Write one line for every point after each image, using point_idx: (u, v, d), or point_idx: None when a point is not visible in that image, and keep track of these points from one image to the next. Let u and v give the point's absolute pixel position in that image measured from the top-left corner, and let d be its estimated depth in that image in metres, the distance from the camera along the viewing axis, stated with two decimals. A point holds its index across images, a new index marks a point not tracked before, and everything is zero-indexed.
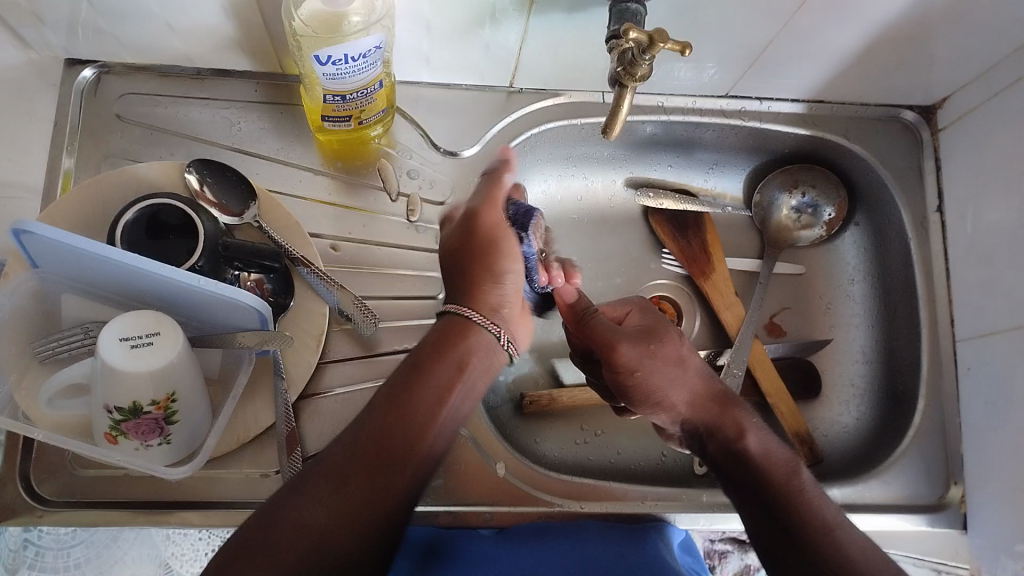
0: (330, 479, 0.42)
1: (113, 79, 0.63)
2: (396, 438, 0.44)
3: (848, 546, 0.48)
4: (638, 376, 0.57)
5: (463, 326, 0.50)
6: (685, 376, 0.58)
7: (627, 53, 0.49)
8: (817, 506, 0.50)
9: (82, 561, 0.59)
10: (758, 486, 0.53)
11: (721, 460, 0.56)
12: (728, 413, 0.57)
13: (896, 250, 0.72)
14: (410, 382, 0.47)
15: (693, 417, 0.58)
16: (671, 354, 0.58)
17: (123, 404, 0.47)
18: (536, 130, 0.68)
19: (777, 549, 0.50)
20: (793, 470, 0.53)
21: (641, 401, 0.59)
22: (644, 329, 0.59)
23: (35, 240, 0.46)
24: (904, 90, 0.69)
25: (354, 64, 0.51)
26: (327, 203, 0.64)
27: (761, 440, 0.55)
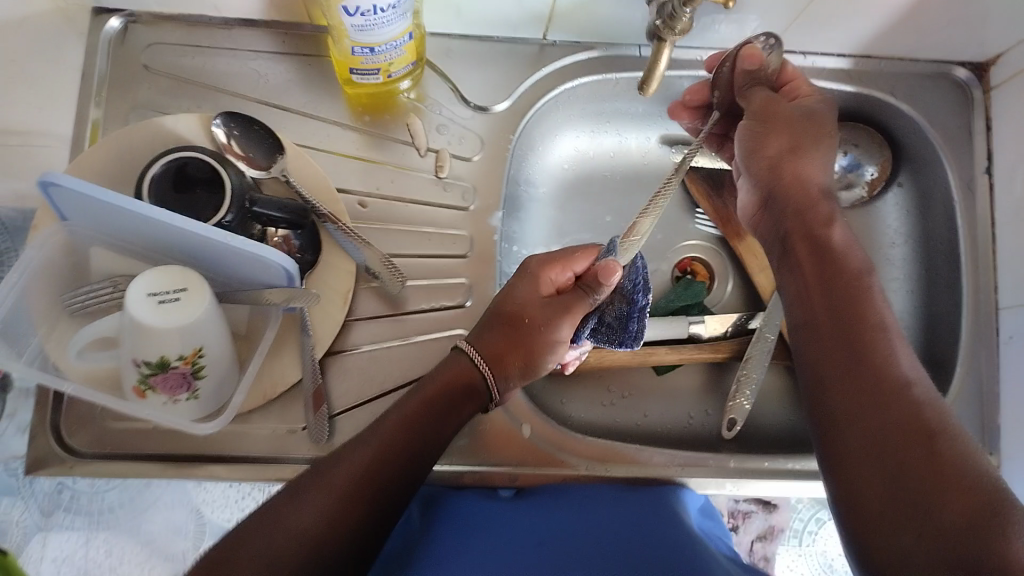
0: (328, 489, 0.45)
1: (140, 28, 0.62)
2: (439, 411, 0.51)
3: (897, 349, 0.47)
4: (773, 130, 0.56)
5: (468, 372, 0.53)
6: (815, 162, 0.55)
7: (667, 6, 0.47)
8: (878, 305, 0.49)
9: (115, 505, 0.59)
10: (827, 282, 0.51)
11: (797, 232, 0.54)
12: (827, 207, 0.55)
13: (940, 214, 0.69)
14: (444, 384, 0.52)
15: (788, 190, 0.55)
16: (815, 142, 0.56)
17: (151, 358, 0.47)
18: (569, 84, 0.66)
19: (824, 348, 0.49)
20: (867, 271, 0.51)
21: (749, 150, 0.57)
22: (808, 111, 0.56)
23: (63, 193, 0.46)
24: (957, 45, 0.66)
25: (382, 15, 0.49)
26: (355, 157, 0.63)
27: (846, 236, 0.53)
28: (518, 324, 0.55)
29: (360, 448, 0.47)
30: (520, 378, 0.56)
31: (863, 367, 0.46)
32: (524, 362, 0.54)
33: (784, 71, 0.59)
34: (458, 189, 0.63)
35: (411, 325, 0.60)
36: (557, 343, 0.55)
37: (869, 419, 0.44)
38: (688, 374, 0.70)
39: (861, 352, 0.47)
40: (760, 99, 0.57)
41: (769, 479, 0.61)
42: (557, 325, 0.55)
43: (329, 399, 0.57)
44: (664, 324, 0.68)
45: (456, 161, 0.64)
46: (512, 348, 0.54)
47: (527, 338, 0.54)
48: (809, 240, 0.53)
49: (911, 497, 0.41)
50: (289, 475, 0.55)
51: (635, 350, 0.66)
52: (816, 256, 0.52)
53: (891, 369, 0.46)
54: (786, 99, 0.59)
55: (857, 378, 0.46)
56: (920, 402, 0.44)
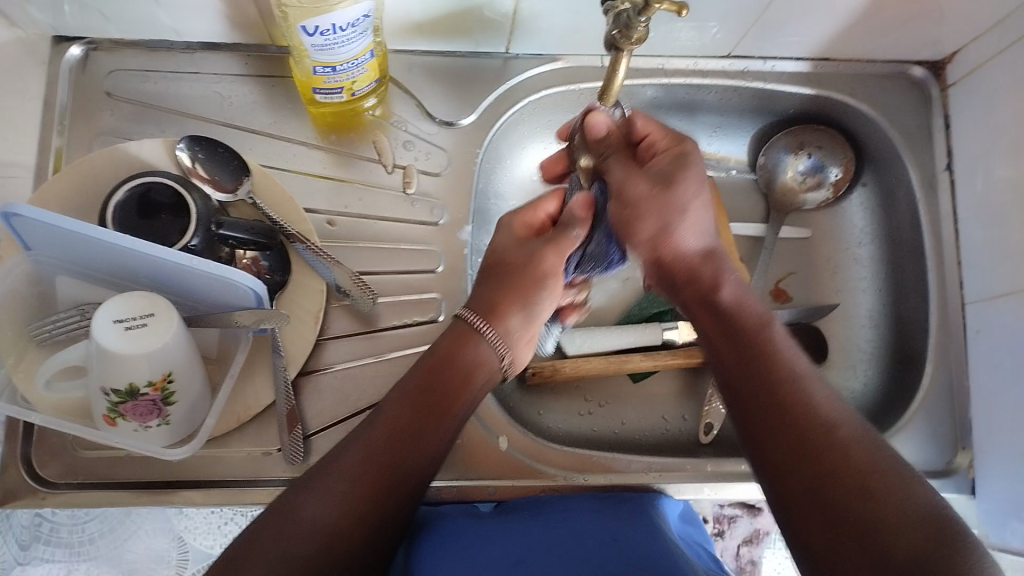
0: (343, 476, 0.45)
1: (102, 55, 0.62)
2: (433, 403, 0.49)
3: (815, 396, 0.45)
4: (633, 214, 0.51)
5: (467, 334, 0.53)
6: (686, 229, 0.51)
7: (622, 16, 0.48)
8: (785, 358, 0.47)
9: (95, 535, 0.59)
10: (734, 361, 0.48)
11: (695, 305, 0.52)
12: (713, 269, 0.52)
13: (904, 212, 0.70)
14: (431, 365, 0.51)
15: (670, 265, 0.52)
16: (680, 210, 0.51)
17: (119, 386, 0.47)
18: (534, 96, 0.66)
19: (747, 404, 0.47)
20: (765, 323, 0.49)
21: (620, 227, 0.53)
22: (662, 176, 0.51)
23: (24, 223, 0.46)
24: (912, 46, 0.67)
25: (342, 34, 0.49)
26: (322, 176, 0.63)
27: (738, 291, 0.51)
28: (503, 274, 0.56)
29: (363, 439, 0.47)
30: (519, 326, 0.55)
31: (785, 415, 0.45)
32: (519, 300, 0.55)
33: (635, 124, 0.54)
34: (426, 204, 0.63)
35: (385, 342, 0.60)
36: (548, 275, 0.56)
37: (804, 471, 0.42)
38: (663, 380, 0.71)
39: (782, 403, 0.45)
40: (617, 178, 0.53)
41: (746, 480, 0.62)
42: (544, 255, 0.56)
43: (303, 419, 0.57)
44: (636, 332, 0.68)
45: (424, 177, 0.64)
46: (505, 287, 0.55)
47: (519, 283, 0.55)
48: (706, 306, 0.51)
49: (861, 546, 0.39)
50: (266, 498, 0.55)
51: (609, 359, 0.66)
52: (717, 319, 0.50)
53: (817, 410, 0.44)
54: (642, 163, 0.54)
55: (784, 433, 0.44)
56: (849, 444, 0.43)
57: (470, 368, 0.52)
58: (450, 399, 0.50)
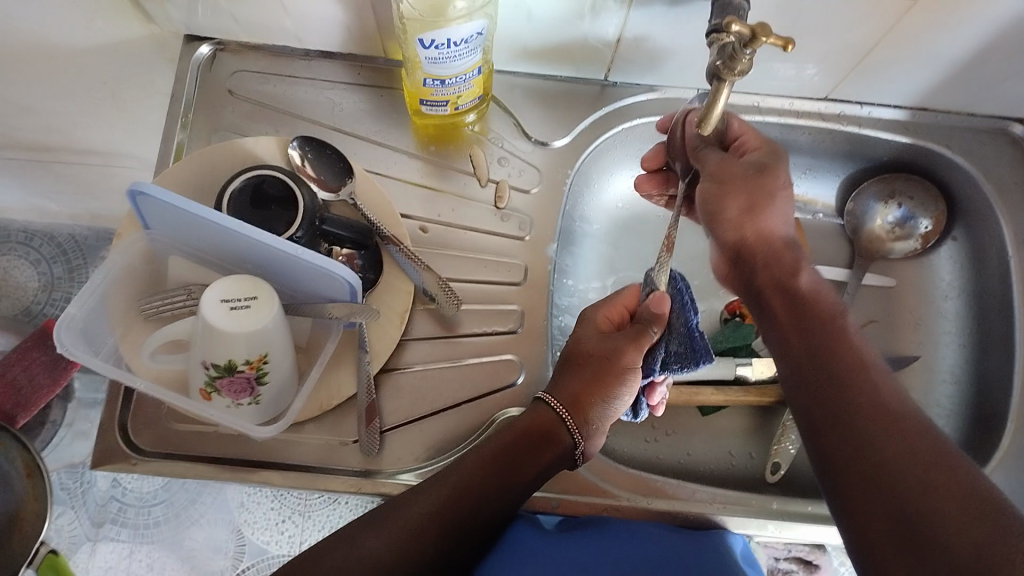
0: (404, 522, 0.48)
1: (227, 57, 0.67)
2: (503, 469, 0.51)
3: (879, 383, 0.45)
4: (726, 190, 0.56)
5: (551, 421, 0.53)
6: (775, 213, 0.55)
7: (728, 48, 0.49)
8: (856, 344, 0.47)
9: (161, 518, 0.69)
10: (809, 327, 0.49)
11: (769, 287, 0.53)
12: (794, 257, 0.54)
13: (995, 268, 0.69)
14: (525, 428, 0.53)
15: (755, 246, 0.55)
16: (767, 194, 0.55)
17: (219, 361, 0.50)
18: (626, 125, 0.68)
19: (816, 385, 0.46)
20: (840, 311, 0.50)
21: (710, 216, 0.57)
22: (757, 164, 0.56)
23: (149, 202, 0.49)
24: (1016, 101, 0.66)
25: (455, 49, 0.52)
26: (419, 185, 0.66)
27: (814, 279, 0.52)
28: (593, 367, 0.54)
29: (444, 483, 0.50)
30: (602, 420, 0.54)
31: (854, 381, 0.45)
32: (599, 391, 0.54)
33: (733, 125, 0.59)
34: (515, 220, 0.66)
35: (463, 348, 0.62)
36: (629, 369, 0.55)
37: (861, 451, 0.42)
38: (733, 416, 0.71)
39: (845, 387, 0.45)
40: (711, 162, 0.57)
41: (812, 523, 0.61)
42: (623, 352, 0.55)
43: (381, 414, 0.59)
44: (709, 365, 0.69)
45: (516, 193, 0.66)
46: (585, 382, 0.54)
47: (601, 378, 0.54)
48: (781, 291, 0.52)
49: (919, 523, 0.38)
50: (337, 486, 0.57)
51: (679, 389, 0.67)
52: (789, 303, 0.51)
53: (880, 395, 0.44)
54: (734, 155, 0.58)
55: (846, 411, 0.44)
56: (912, 430, 0.42)
57: (551, 438, 0.53)
58: (541, 451, 0.52)
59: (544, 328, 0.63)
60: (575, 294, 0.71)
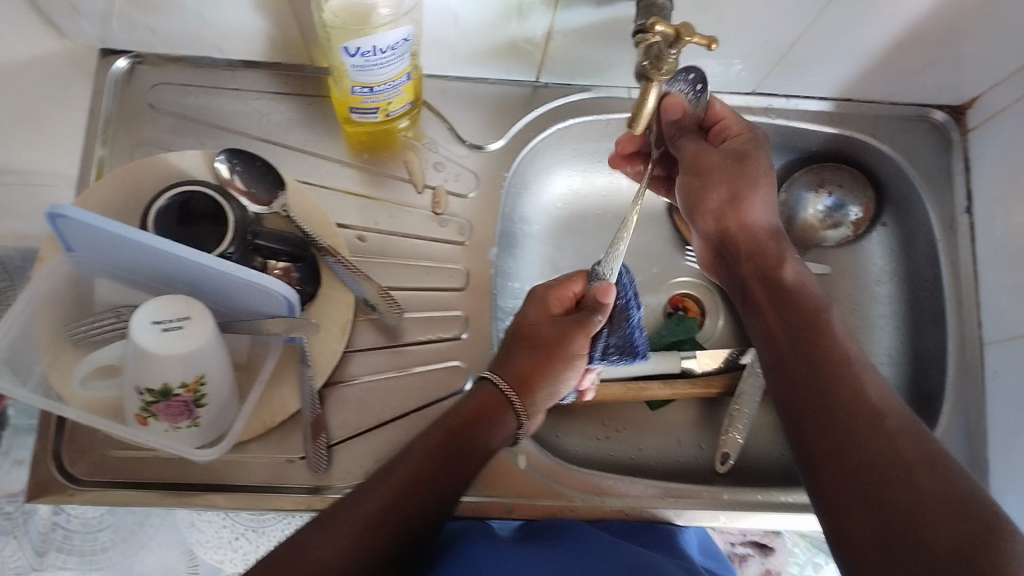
0: (354, 519, 0.46)
1: (146, 69, 0.65)
2: (454, 454, 0.51)
3: (867, 383, 0.48)
4: (707, 184, 0.58)
5: (497, 400, 0.55)
6: (755, 204, 0.57)
7: (653, 49, 0.50)
8: (840, 346, 0.50)
9: (107, 545, 0.60)
10: (790, 322, 0.52)
11: (752, 279, 0.57)
12: (777, 247, 0.57)
13: (924, 252, 0.71)
14: (458, 424, 0.52)
15: (735, 235, 0.58)
16: (752, 184, 0.57)
17: (154, 386, 0.49)
18: (560, 125, 0.68)
19: (799, 390, 0.49)
20: (823, 304, 0.53)
21: (691, 205, 0.60)
22: (735, 153, 0.58)
23: (71, 225, 0.48)
24: (934, 89, 0.69)
25: (382, 56, 0.51)
26: (355, 194, 0.65)
27: (799, 271, 0.56)
28: (537, 344, 0.57)
29: (388, 477, 0.49)
30: (545, 401, 0.57)
31: (842, 389, 0.47)
32: (547, 373, 0.56)
33: (712, 109, 0.60)
34: (455, 225, 0.65)
35: (408, 356, 0.61)
36: (575, 356, 0.58)
37: (849, 453, 0.45)
38: (680, 408, 0.72)
39: (830, 390, 0.48)
40: (690, 151, 0.59)
41: (763, 510, 0.62)
42: (570, 339, 0.58)
43: (327, 428, 0.58)
44: (653, 359, 0.69)
45: (453, 198, 0.66)
46: (537, 364, 0.56)
47: (548, 359, 0.57)
48: (765, 282, 0.56)
49: (903, 524, 0.41)
50: (286, 504, 0.56)
51: (627, 384, 0.67)
52: (775, 297, 0.54)
53: (870, 398, 0.47)
54: (716, 144, 0.59)
55: (832, 414, 0.47)
56: (898, 431, 0.45)
57: (492, 435, 0.53)
58: (489, 435, 0.53)
59: (488, 332, 0.63)
60: (521, 296, 0.71)
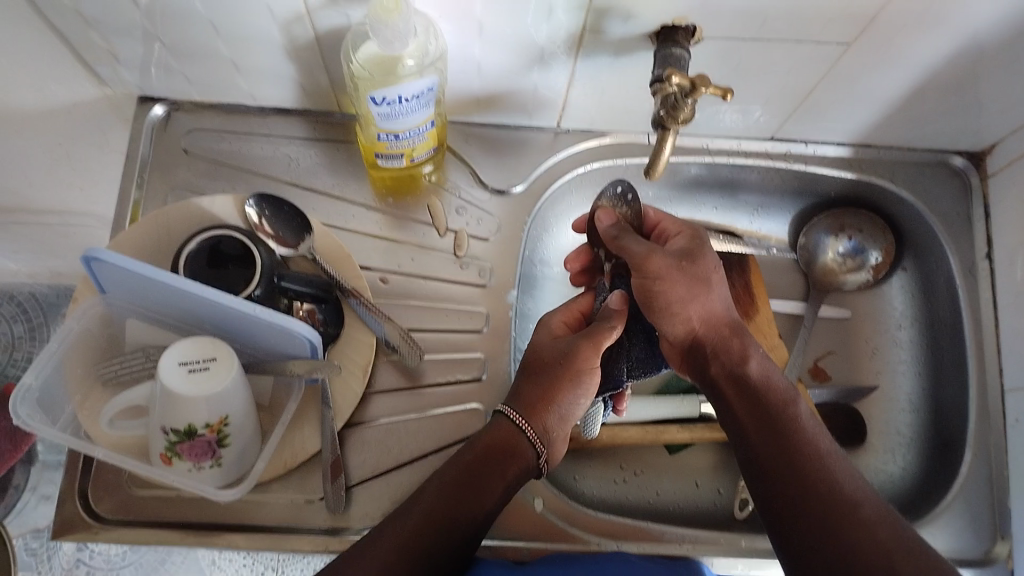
0: (376, 555, 0.46)
1: (182, 116, 0.67)
2: (465, 489, 0.51)
3: (840, 476, 0.48)
4: (662, 286, 0.54)
5: (509, 433, 0.54)
6: (712, 302, 0.54)
7: (670, 98, 0.51)
8: (810, 435, 0.50)
9: None
10: (765, 422, 0.51)
11: (723, 381, 0.54)
12: (741, 342, 0.54)
13: (945, 297, 0.71)
14: (473, 458, 0.52)
15: (702, 336, 0.55)
16: (703, 284, 0.54)
17: (178, 426, 0.49)
18: (581, 169, 0.69)
19: (776, 481, 0.49)
20: (792, 399, 0.52)
21: (652, 307, 0.55)
22: (683, 252, 0.55)
23: (104, 267, 0.49)
24: (953, 136, 0.69)
25: (406, 105, 0.53)
26: (378, 237, 0.66)
27: (763, 365, 0.54)
28: (546, 368, 0.56)
29: (405, 515, 0.49)
30: (557, 421, 0.56)
31: (819, 482, 0.48)
32: (559, 395, 0.55)
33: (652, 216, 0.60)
34: (475, 267, 0.66)
35: (428, 398, 0.62)
36: (584, 372, 0.56)
37: (830, 547, 0.45)
38: (700, 453, 0.71)
39: (806, 480, 0.48)
40: (637, 252, 0.55)
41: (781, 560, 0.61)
42: (578, 352, 0.56)
43: (346, 469, 0.58)
44: (673, 403, 0.69)
45: (475, 241, 0.67)
46: (545, 390, 0.55)
47: (558, 379, 0.56)
48: (734, 383, 0.53)
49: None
50: (304, 546, 0.56)
51: (645, 428, 0.67)
52: (746, 398, 0.53)
53: (845, 489, 0.47)
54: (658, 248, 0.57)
55: (812, 510, 0.47)
56: (875, 521, 0.46)
57: (506, 467, 0.53)
58: (503, 467, 0.52)
59: (507, 374, 0.63)
60: None
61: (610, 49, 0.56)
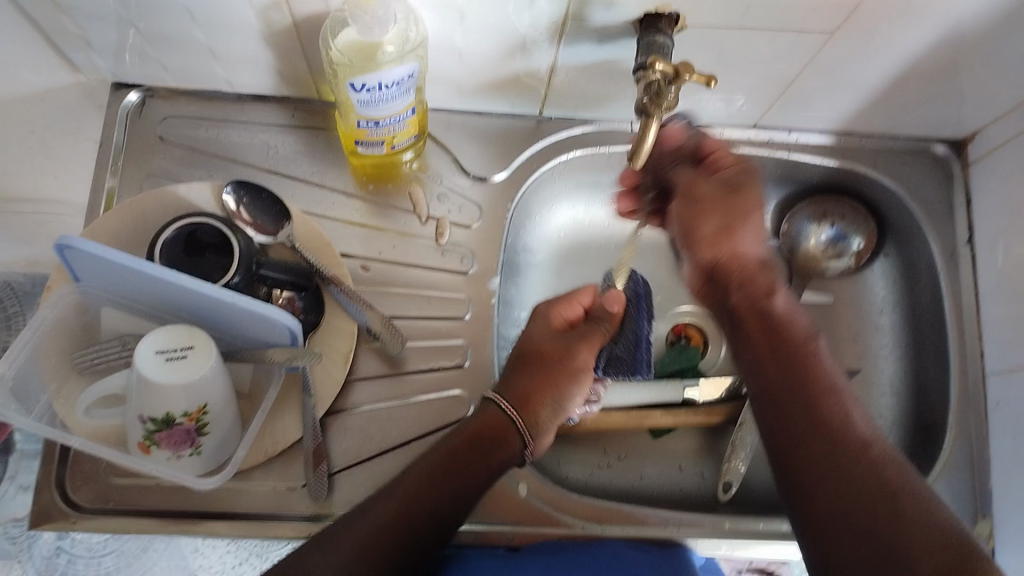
0: (354, 539, 0.47)
1: (157, 102, 0.66)
2: (455, 471, 0.51)
3: (852, 411, 0.47)
4: (703, 208, 0.56)
5: (502, 423, 0.54)
6: (748, 235, 0.55)
7: (654, 85, 0.51)
8: (828, 368, 0.49)
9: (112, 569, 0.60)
10: (778, 345, 0.51)
11: (742, 307, 0.53)
12: (768, 277, 0.54)
13: (926, 284, 0.71)
14: (465, 440, 0.53)
15: (728, 265, 0.55)
16: (745, 215, 0.55)
17: (156, 414, 0.49)
18: (564, 157, 0.69)
19: (784, 406, 0.48)
20: (812, 334, 0.52)
21: (686, 229, 0.57)
22: (732, 181, 0.57)
23: (77, 255, 0.48)
24: (935, 123, 0.69)
25: (386, 92, 0.52)
26: (359, 224, 0.65)
27: (788, 302, 0.54)
28: (540, 363, 0.57)
29: (390, 492, 0.49)
30: (550, 417, 0.56)
31: (828, 414, 0.47)
32: (549, 393, 0.56)
33: (705, 143, 0.59)
34: (456, 254, 0.66)
35: (410, 385, 0.62)
36: (580, 369, 0.58)
37: (831, 479, 0.45)
38: (684, 437, 0.71)
39: (817, 409, 0.47)
40: (686, 178, 0.59)
41: (766, 539, 0.62)
42: (576, 352, 0.58)
43: (329, 456, 0.58)
44: (656, 388, 0.69)
45: (456, 229, 0.67)
46: (539, 380, 0.56)
47: (553, 376, 0.56)
48: (753, 309, 0.53)
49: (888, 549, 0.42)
50: (287, 532, 0.56)
51: (630, 413, 0.67)
52: (763, 325, 0.52)
53: (855, 423, 0.47)
54: (706, 172, 0.58)
55: (819, 438, 0.46)
56: (883, 458, 0.45)
57: (498, 450, 0.54)
58: (489, 454, 0.53)
59: (491, 361, 0.63)
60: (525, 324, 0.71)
61: (592, 36, 0.56)
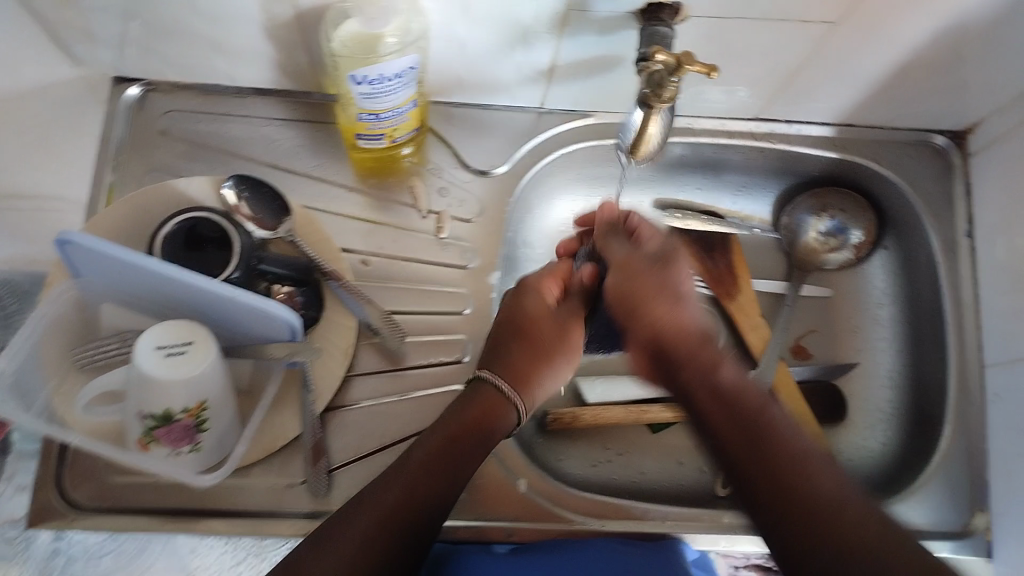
0: (372, 512, 0.47)
1: (158, 96, 0.66)
2: (456, 458, 0.51)
3: (822, 478, 0.47)
4: (643, 292, 0.57)
5: (496, 397, 0.54)
6: (688, 309, 0.56)
7: (655, 77, 0.50)
8: (793, 440, 0.49)
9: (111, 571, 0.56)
10: (737, 419, 0.50)
11: (695, 388, 0.53)
12: (711, 352, 0.54)
13: (925, 276, 0.71)
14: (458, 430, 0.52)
15: (670, 344, 0.55)
16: (676, 284, 0.57)
17: (156, 410, 0.48)
18: (564, 151, 0.69)
19: (755, 484, 0.47)
20: (768, 402, 0.52)
21: (624, 312, 0.58)
22: (659, 254, 0.59)
23: (77, 251, 0.48)
24: (936, 115, 0.69)
25: (388, 84, 0.52)
26: (359, 219, 0.65)
27: (736, 374, 0.53)
28: (531, 341, 0.58)
29: (401, 467, 0.50)
30: (542, 391, 0.58)
31: (803, 486, 0.46)
32: (541, 371, 0.57)
33: (628, 219, 0.62)
34: (457, 249, 0.66)
35: (409, 381, 0.61)
36: (570, 349, 0.60)
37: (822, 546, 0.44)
38: (683, 433, 0.71)
39: (789, 485, 0.46)
40: (618, 254, 0.60)
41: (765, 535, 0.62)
42: (571, 332, 0.61)
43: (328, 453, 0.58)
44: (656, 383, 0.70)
45: (457, 223, 0.66)
46: (533, 364, 0.57)
47: (541, 352, 0.58)
48: (706, 390, 0.52)
49: None
50: (285, 530, 0.56)
51: (629, 407, 0.67)
52: (721, 408, 0.51)
53: (829, 493, 0.46)
54: (637, 247, 0.60)
55: (799, 512, 0.45)
56: (860, 518, 0.44)
57: (497, 430, 0.53)
58: (483, 445, 0.52)
59: None
60: None
61: (595, 28, 0.56)
